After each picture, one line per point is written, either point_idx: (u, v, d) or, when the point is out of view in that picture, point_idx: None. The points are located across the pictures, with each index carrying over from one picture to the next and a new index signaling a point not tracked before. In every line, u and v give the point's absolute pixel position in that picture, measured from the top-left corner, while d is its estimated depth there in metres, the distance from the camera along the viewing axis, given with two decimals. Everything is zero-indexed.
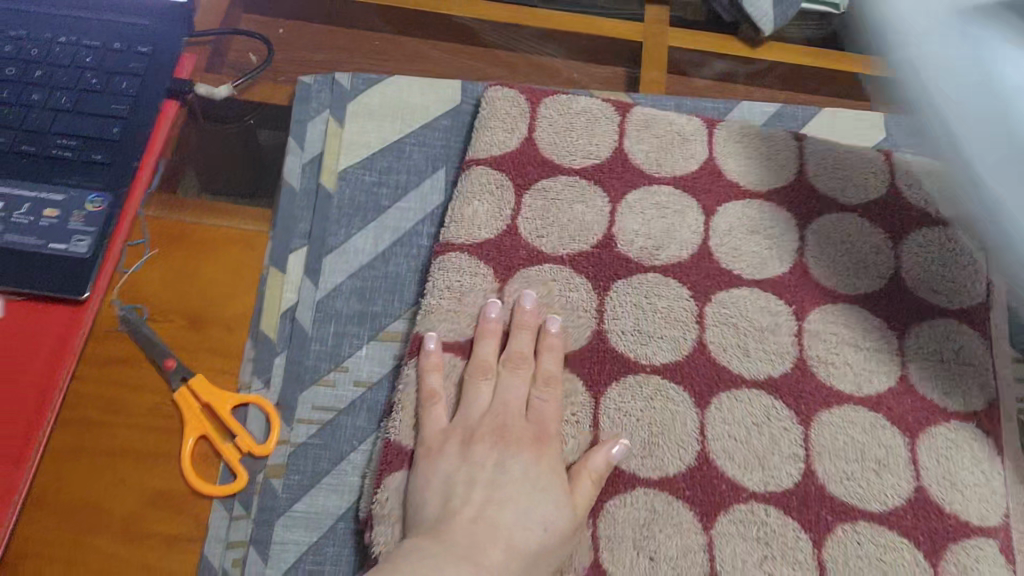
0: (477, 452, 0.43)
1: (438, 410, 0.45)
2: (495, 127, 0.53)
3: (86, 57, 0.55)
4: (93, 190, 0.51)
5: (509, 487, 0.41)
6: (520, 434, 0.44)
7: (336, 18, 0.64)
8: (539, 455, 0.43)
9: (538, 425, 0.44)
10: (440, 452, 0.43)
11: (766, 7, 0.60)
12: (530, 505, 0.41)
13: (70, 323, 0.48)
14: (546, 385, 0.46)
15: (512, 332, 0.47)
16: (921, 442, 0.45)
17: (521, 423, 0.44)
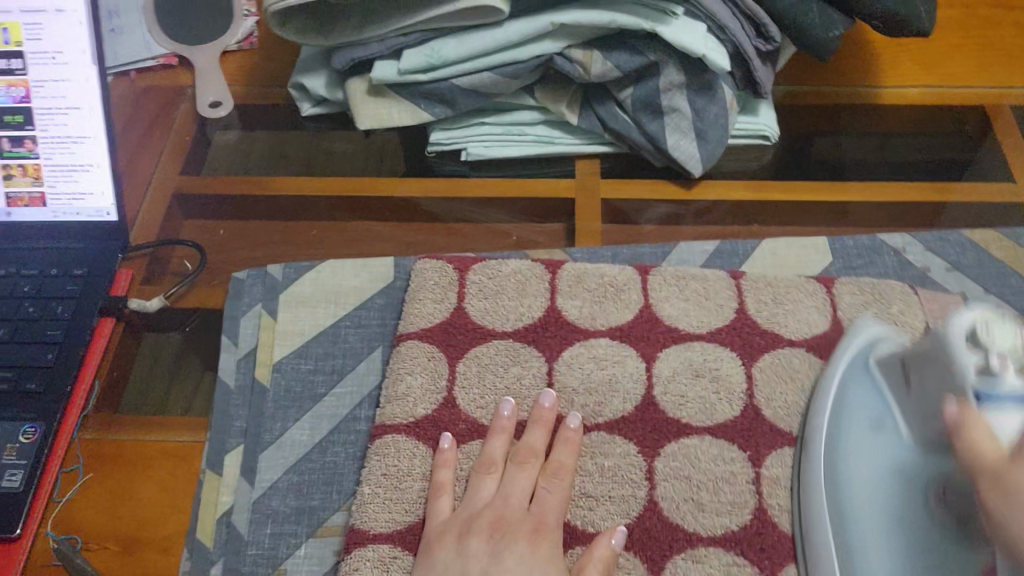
0: (472, 546, 0.43)
1: (442, 501, 0.46)
2: (425, 299, 0.53)
3: (24, 287, 0.56)
4: (24, 421, 0.51)
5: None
6: (517, 524, 0.44)
7: (271, 214, 0.65)
8: (532, 548, 0.43)
9: (539, 515, 0.44)
10: (440, 541, 0.44)
11: (690, 149, 0.60)
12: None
13: (5, 563, 0.46)
14: (552, 477, 0.46)
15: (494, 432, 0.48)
16: None
17: (520, 512, 0.45)
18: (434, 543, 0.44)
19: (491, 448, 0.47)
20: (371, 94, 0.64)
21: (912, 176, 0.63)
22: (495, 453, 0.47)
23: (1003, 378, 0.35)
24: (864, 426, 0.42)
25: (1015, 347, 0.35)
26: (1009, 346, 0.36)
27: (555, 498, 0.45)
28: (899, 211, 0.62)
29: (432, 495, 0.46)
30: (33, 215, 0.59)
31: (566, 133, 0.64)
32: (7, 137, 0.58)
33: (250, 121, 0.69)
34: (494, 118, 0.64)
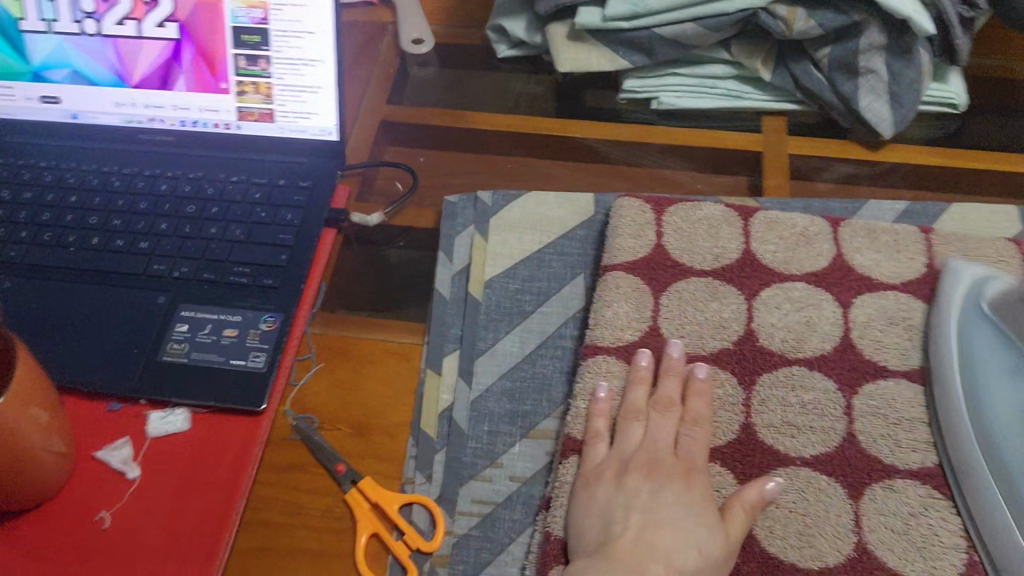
0: (630, 483, 0.47)
1: (598, 448, 0.49)
2: (625, 234, 0.56)
3: (257, 194, 0.62)
4: (265, 311, 0.56)
5: (669, 513, 0.45)
6: (670, 468, 0.48)
7: (470, 147, 0.70)
8: (689, 486, 0.47)
9: (687, 459, 0.48)
10: (597, 479, 0.47)
11: (883, 111, 0.63)
12: (692, 525, 0.45)
13: (252, 433, 0.52)
14: (693, 424, 0.49)
15: (659, 376, 0.51)
16: None
17: (669, 458, 0.48)
18: (592, 479, 0.48)
19: (664, 388, 0.51)
20: (572, 39, 0.67)
21: None
22: (637, 401, 0.51)
23: None
24: None
25: None
26: None
27: (698, 443, 0.49)
28: None
29: (587, 442, 0.49)
30: (264, 130, 0.64)
31: (755, 88, 0.67)
32: (244, 55, 0.62)
33: (448, 61, 0.75)
34: (687, 70, 0.67)
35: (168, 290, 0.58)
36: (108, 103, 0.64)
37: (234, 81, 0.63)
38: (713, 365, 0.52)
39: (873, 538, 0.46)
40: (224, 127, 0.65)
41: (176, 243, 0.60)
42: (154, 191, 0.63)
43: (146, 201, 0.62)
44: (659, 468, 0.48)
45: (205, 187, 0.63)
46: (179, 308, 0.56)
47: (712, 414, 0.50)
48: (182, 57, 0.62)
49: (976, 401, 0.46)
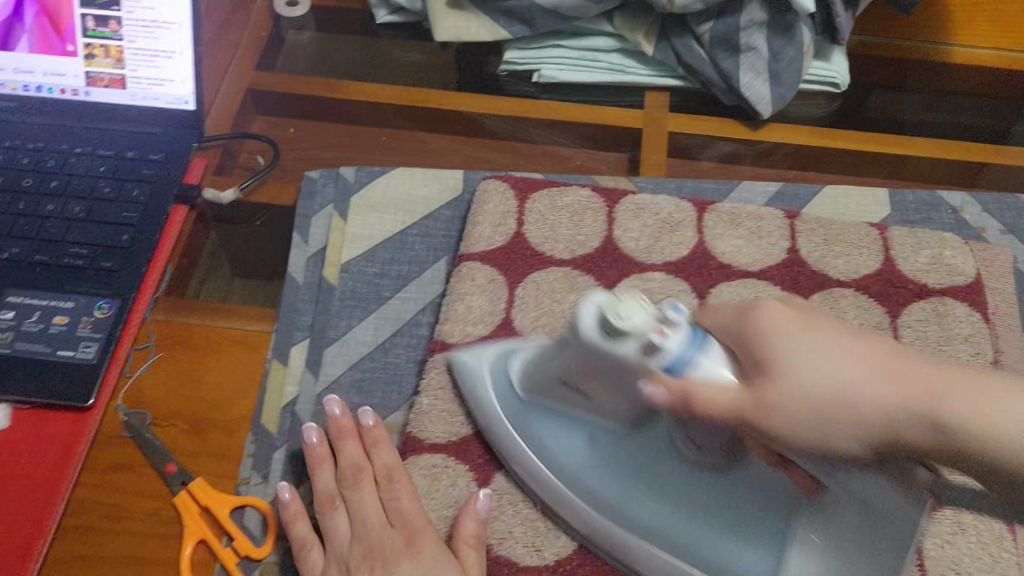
0: None
1: (336, 515, 0.45)
2: (484, 222, 0.53)
3: (101, 166, 0.58)
4: (100, 297, 0.52)
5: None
6: (391, 545, 0.43)
7: (342, 117, 0.66)
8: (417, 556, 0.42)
9: (404, 526, 0.44)
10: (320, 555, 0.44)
11: (762, 89, 0.60)
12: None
13: (76, 431, 0.48)
14: (393, 483, 0.45)
15: (335, 440, 0.46)
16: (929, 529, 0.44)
17: (386, 531, 0.44)
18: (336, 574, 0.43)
19: (381, 458, 0.46)
20: (451, 7, 0.64)
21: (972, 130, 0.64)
22: (352, 458, 0.46)
23: (666, 345, 0.34)
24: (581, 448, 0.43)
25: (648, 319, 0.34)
26: (646, 327, 0.34)
27: (405, 497, 0.45)
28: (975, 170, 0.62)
29: (326, 509, 0.45)
30: (113, 97, 0.60)
31: (639, 63, 0.64)
32: (92, 16, 0.59)
33: (325, 26, 0.71)
34: (570, 42, 0.64)
35: None
36: None
37: (81, 43, 0.59)
38: None
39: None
40: (71, 94, 0.60)
41: (7, 219, 0.56)
42: None
43: None
44: (375, 553, 0.43)
45: (46, 159, 0.59)
46: (5, 292, 0.52)
47: None
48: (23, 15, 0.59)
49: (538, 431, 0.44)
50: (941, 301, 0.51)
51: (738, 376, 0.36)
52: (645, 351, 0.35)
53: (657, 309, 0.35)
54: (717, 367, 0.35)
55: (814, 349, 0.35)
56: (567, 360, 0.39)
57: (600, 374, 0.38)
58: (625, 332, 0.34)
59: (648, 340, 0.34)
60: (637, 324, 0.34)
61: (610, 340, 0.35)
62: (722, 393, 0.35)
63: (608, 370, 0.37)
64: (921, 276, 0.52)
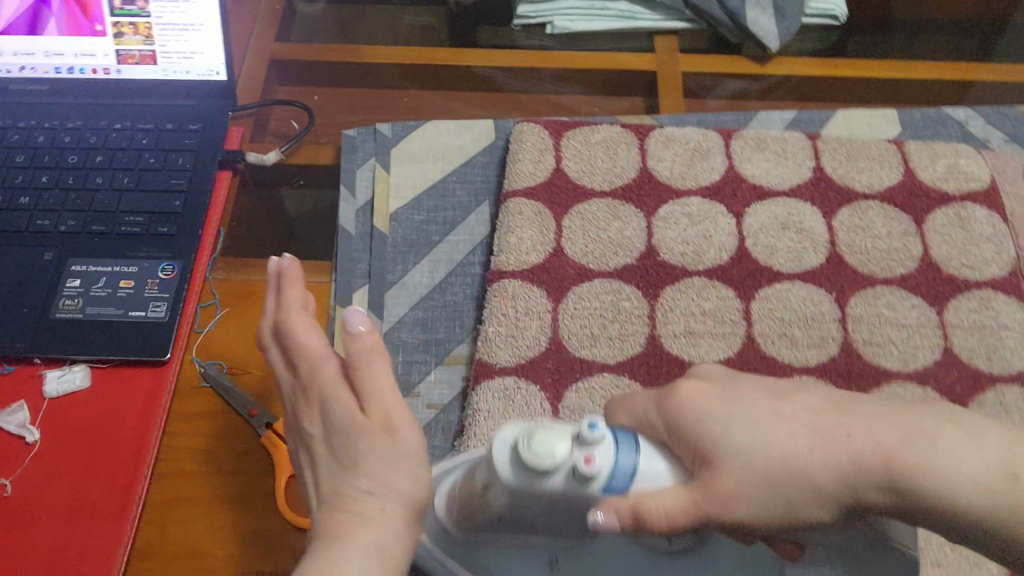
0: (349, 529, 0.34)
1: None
2: (524, 160, 0.56)
3: (143, 140, 0.60)
4: (162, 260, 0.54)
5: (343, 446, 0.36)
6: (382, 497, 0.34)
7: (362, 81, 0.68)
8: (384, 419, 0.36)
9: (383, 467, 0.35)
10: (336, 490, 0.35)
11: (768, 25, 0.64)
12: (371, 449, 0.35)
13: (158, 384, 0.50)
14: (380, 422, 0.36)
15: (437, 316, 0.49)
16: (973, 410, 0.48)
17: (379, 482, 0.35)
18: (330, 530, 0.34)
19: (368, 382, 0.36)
20: None
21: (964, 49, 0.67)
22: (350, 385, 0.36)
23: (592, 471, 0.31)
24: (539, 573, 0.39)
25: (556, 452, 0.30)
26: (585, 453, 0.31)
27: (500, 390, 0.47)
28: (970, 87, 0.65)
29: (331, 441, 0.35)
30: (145, 73, 0.61)
31: (648, 8, 0.67)
32: None
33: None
34: None
35: (55, 245, 0.55)
36: None
37: (110, 22, 0.59)
38: (616, 280, 0.52)
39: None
40: (103, 73, 0.62)
41: (58, 195, 0.57)
42: (30, 143, 0.60)
43: (24, 153, 0.59)
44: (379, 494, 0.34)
45: (86, 136, 0.60)
46: (68, 262, 0.54)
47: (617, 328, 0.50)
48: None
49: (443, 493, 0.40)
50: (960, 205, 0.55)
51: (685, 474, 0.32)
52: (575, 478, 0.31)
53: (578, 427, 0.31)
54: (652, 470, 0.32)
55: (762, 426, 0.32)
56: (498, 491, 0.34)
57: (545, 509, 0.33)
58: (545, 470, 0.31)
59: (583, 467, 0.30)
60: (558, 453, 0.31)
61: (530, 479, 0.31)
62: (672, 496, 0.31)
63: (558, 506, 0.33)
64: (940, 184, 0.56)
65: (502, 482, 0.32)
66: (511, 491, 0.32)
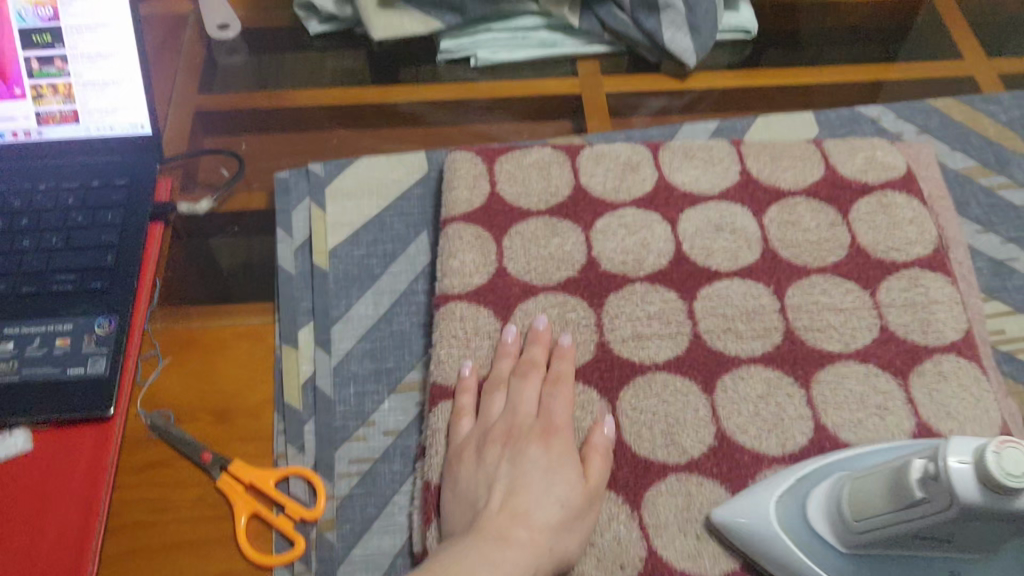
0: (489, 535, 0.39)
1: (462, 423, 0.47)
2: (460, 187, 0.57)
3: (70, 198, 0.59)
4: (98, 315, 0.53)
5: (527, 478, 0.43)
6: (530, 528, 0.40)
7: (290, 126, 0.67)
8: (546, 447, 0.44)
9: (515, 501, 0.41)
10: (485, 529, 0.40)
11: (685, 42, 0.66)
12: (550, 481, 0.43)
13: (103, 439, 0.49)
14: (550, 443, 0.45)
15: (524, 347, 0.50)
16: (913, 380, 0.50)
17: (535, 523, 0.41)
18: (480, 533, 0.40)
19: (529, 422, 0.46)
20: (383, 6, 0.66)
21: (863, 56, 0.70)
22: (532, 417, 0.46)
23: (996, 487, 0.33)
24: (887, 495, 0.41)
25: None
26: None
27: (559, 402, 0.47)
28: (873, 87, 0.68)
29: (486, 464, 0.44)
30: (68, 133, 0.61)
31: (568, 36, 0.68)
32: (36, 57, 0.59)
33: (257, 47, 0.72)
34: (499, 25, 0.68)
35: None
36: None
37: (29, 85, 0.59)
38: (561, 293, 0.53)
39: (652, 521, 0.46)
40: (24, 135, 0.61)
41: None
42: None
43: None
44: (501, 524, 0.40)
45: (11, 200, 0.59)
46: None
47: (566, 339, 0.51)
48: None
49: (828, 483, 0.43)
50: (881, 194, 0.57)
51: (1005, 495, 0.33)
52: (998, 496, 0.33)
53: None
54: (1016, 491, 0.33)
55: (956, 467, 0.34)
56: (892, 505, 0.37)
57: (982, 519, 0.35)
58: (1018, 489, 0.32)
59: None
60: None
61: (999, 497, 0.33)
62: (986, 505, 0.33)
63: (996, 523, 0.35)
64: (861, 175, 0.58)
65: (967, 500, 0.33)
66: (965, 509, 0.34)
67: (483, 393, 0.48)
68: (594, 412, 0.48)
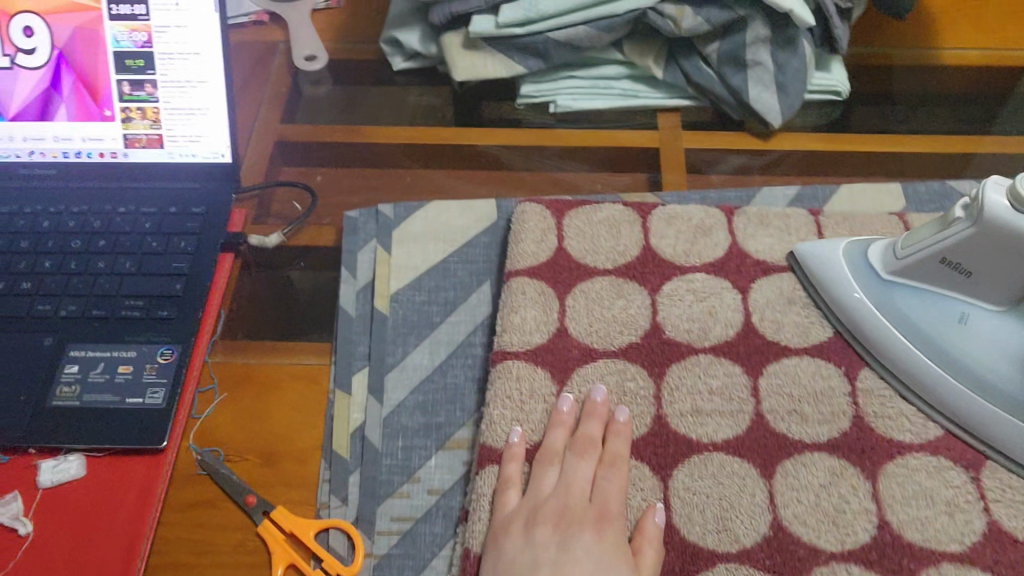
0: None
1: (509, 493, 0.46)
2: (527, 240, 0.56)
3: (147, 223, 0.60)
4: (162, 344, 0.54)
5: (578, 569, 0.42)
6: None
7: (365, 161, 0.68)
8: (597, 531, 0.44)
9: None
10: None
11: (771, 100, 0.64)
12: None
13: (152, 474, 0.50)
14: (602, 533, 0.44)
15: (580, 420, 0.49)
16: (985, 474, 0.47)
17: None
18: None
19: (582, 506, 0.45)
20: (467, 46, 0.67)
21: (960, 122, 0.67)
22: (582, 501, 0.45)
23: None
24: (949, 326, 0.47)
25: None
26: None
27: (613, 484, 0.46)
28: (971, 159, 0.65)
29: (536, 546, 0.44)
30: (152, 157, 0.62)
31: (651, 87, 0.68)
32: (128, 81, 0.60)
33: (342, 79, 0.73)
34: (582, 72, 0.67)
35: (54, 330, 0.55)
36: None
37: (119, 108, 0.61)
38: (621, 360, 0.51)
39: None
40: (110, 157, 0.62)
41: (61, 280, 0.57)
42: (35, 228, 0.60)
43: (29, 239, 0.59)
44: None
45: (91, 221, 0.60)
46: (67, 348, 0.54)
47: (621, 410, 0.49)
48: (62, 85, 0.60)
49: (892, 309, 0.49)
50: None
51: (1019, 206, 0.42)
52: None
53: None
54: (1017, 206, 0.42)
55: None
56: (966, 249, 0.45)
57: (993, 245, 0.44)
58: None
59: None
60: None
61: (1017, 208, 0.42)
62: None
63: (1006, 245, 0.43)
64: None
65: (988, 198, 0.43)
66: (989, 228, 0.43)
67: (539, 460, 0.47)
68: (645, 488, 0.47)
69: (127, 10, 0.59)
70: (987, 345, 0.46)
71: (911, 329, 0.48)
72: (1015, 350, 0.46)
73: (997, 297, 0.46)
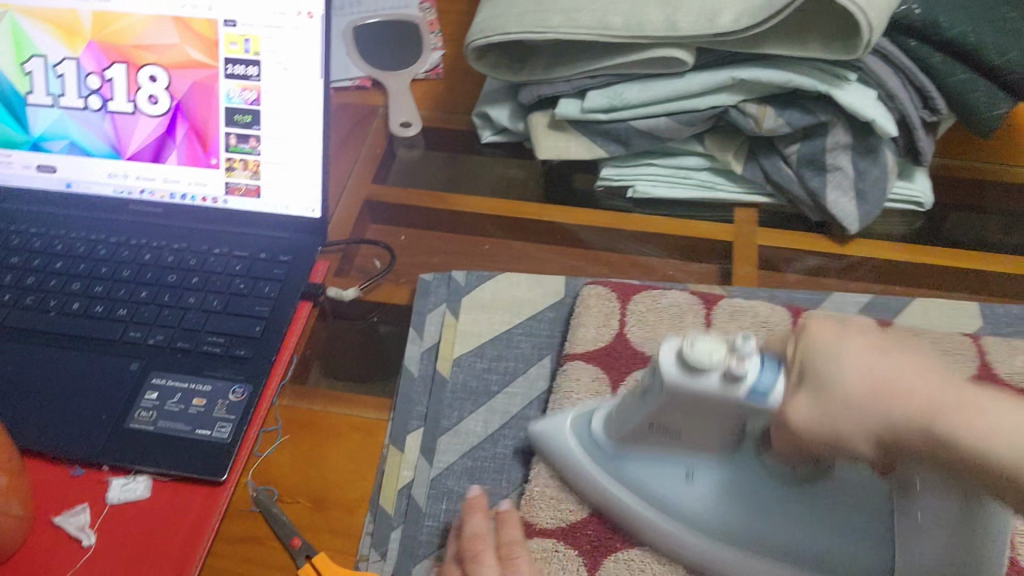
0: None
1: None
2: (588, 323, 0.58)
3: (236, 266, 0.64)
4: (234, 382, 0.57)
5: None
6: None
7: (448, 228, 0.71)
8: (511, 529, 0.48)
9: None
10: None
11: (848, 206, 0.65)
12: None
13: (211, 503, 0.52)
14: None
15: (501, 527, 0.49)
16: None
17: None
18: None
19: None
20: (551, 128, 0.70)
21: None
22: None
23: (748, 372, 0.38)
24: (678, 482, 0.47)
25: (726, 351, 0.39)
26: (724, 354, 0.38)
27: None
28: None
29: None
30: (250, 205, 0.66)
31: (729, 180, 0.69)
32: (235, 134, 0.65)
33: (436, 145, 0.77)
34: (662, 161, 0.69)
35: (141, 357, 0.59)
36: (102, 174, 0.67)
37: (224, 158, 0.65)
38: None
39: None
40: (211, 202, 0.67)
41: (153, 310, 0.61)
42: (137, 260, 0.65)
43: (130, 269, 0.64)
44: None
45: (187, 258, 0.65)
46: (149, 376, 0.57)
47: None
48: (176, 132, 0.65)
49: (653, 483, 0.48)
50: None
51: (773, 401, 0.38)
52: (729, 381, 0.39)
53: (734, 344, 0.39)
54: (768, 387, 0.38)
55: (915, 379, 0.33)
56: (658, 414, 0.43)
57: (686, 413, 0.41)
58: (706, 367, 0.39)
59: (732, 367, 0.38)
60: (713, 356, 0.39)
61: (691, 374, 0.39)
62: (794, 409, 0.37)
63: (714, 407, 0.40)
64: (1018, 379, 0.53)
65: (667, 374, 0.39)
66: (670, 391, 0.40)
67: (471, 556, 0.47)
68: None
69: (241, 70, 0.63)
70: (704, 507, 0.47)
71: (635, 488, 0.48)
72: (732, 487, 0.47)
73: (712, 450, 0.46)
